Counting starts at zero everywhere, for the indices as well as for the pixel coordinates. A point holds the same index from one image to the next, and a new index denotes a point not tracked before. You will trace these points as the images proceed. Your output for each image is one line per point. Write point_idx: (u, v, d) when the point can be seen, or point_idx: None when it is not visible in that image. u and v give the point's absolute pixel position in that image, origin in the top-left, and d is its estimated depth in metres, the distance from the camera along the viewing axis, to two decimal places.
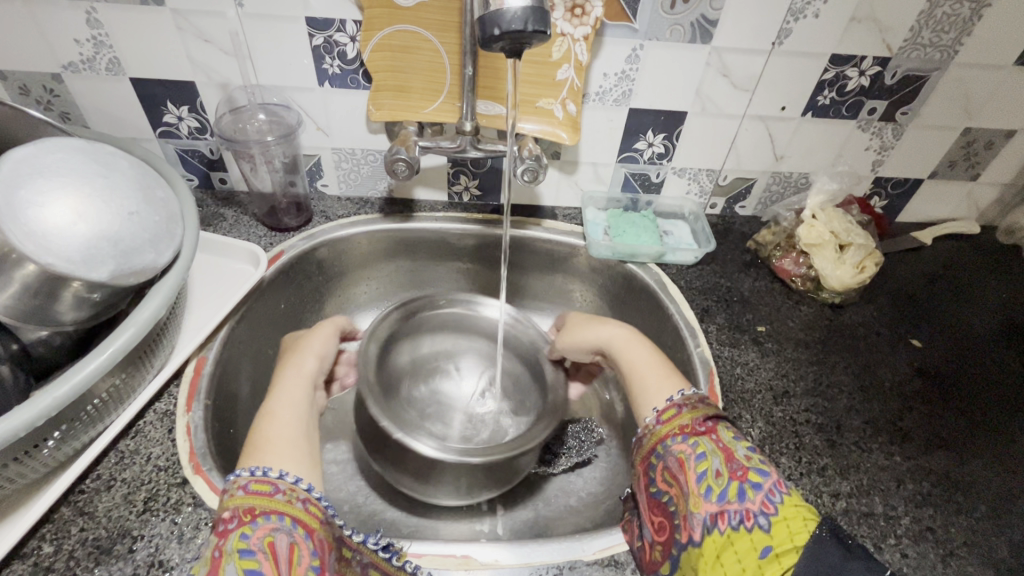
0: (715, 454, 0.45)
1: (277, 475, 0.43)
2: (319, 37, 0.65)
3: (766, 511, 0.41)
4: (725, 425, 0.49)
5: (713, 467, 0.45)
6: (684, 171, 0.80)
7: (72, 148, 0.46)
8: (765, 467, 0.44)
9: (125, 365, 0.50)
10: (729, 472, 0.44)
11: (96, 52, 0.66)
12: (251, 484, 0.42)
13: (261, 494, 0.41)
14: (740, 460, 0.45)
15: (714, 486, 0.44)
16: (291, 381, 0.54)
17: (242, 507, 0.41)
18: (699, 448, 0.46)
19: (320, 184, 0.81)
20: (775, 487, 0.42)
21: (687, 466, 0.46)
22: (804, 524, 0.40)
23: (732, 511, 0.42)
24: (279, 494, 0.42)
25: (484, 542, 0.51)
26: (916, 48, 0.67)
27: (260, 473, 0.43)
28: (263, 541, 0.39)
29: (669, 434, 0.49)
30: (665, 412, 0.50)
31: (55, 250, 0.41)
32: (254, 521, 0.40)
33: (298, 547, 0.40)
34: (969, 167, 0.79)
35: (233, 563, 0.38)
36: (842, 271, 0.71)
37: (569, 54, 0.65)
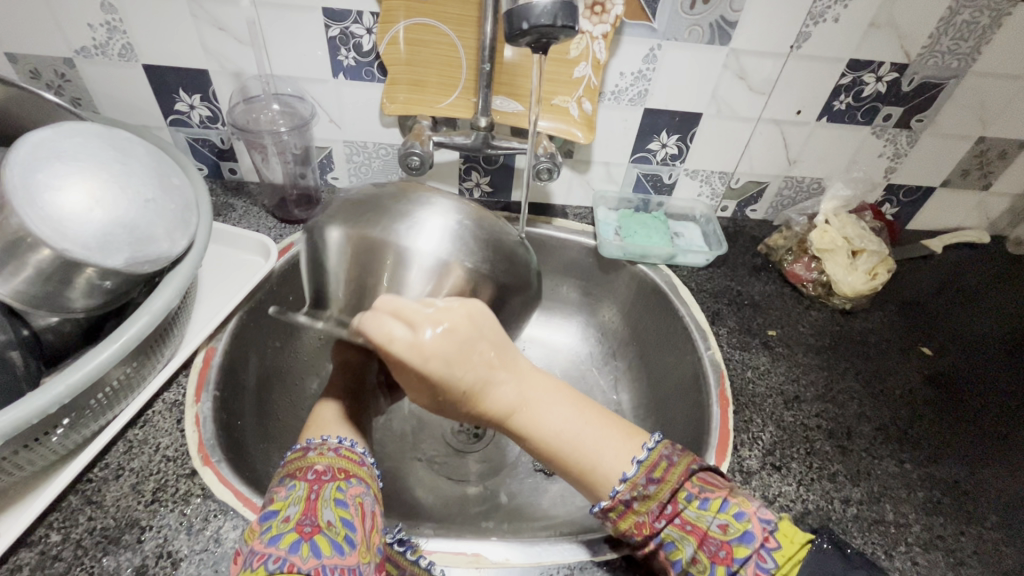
0: (686, 541, 0.43)
1: (361, 451, 0.48)
2: (335, 28, 0.65)
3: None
4: (685, 495, 0.44)
5: (688, 556, 0.43)
6: (696, 173, 0.79)
7: (89, 132, 0.45)
8: (745, 532, 0.41)
9: (137, 353, 0.49)
10: (709, 556, 0.42)
11: (109, 37, 0.65)
12: (341, 450, 0.47)
13: (351, 460, 0.46)
14: (716, 539, 0.42)
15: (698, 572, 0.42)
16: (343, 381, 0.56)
17: (335, 466, 0.45)
18: (666, 538, 0.44)
19: (331, 177, 0.80)
20: (763, 551, 0.41)
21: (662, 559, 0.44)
22: (795, 566, 0.41)
23: None
24: (365, 465, 0.47)
25: (493, 540, 0.51)
26: (935, 56, 0.67)
27: (348, 444, 0.47)
28: (355, 499, 0.43)
29: (630, 532, 0.45)
30: (613, 510, 0.45)
31: (72, 236, 0.40)
32: (348, 479, 0.44)
33: (376, 516, 0.44)
34: (981, 176, 0.79)
35: (330, 508, 0.41)
36: (855, 277, 0.71)
37: (586, 52, 0.65)
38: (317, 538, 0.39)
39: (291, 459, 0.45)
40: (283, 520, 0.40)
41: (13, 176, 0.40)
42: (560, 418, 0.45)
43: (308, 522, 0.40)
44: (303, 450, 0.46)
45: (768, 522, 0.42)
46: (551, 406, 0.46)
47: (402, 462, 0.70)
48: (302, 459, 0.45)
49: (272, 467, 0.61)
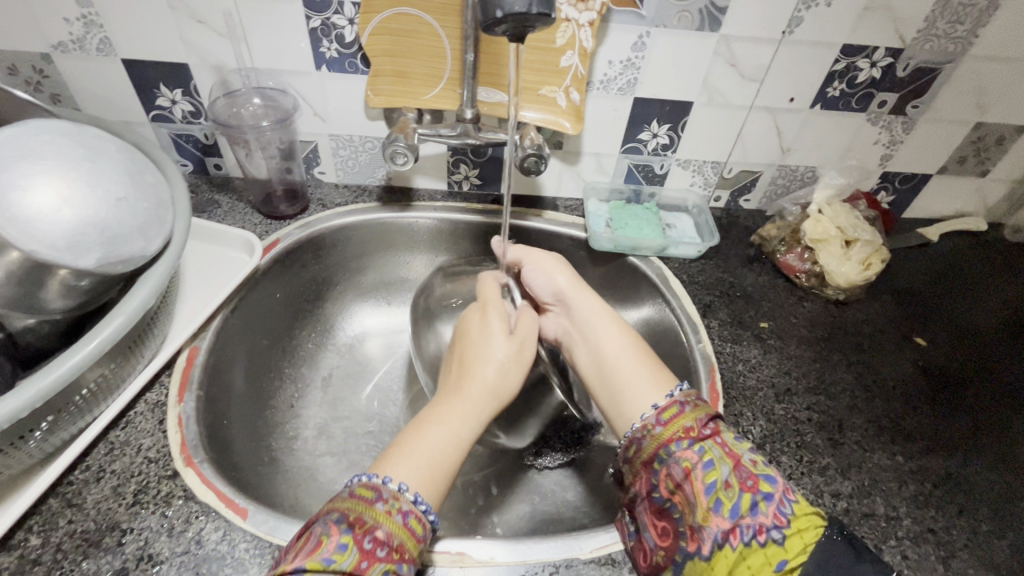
0: (723, 462, 0.46)
1: (431, 520, 0.44)
2: (316, 19, 0.63)
3: (778, 525, 0.43)
4: (724, 426, 0.49)
5: (721, 478, 0.45)
6: (688, 163, 0.78)
7: (57, 130, 0.44)
8: (771, 473, 0.45)
9: (115, 354, 0.49)
10: (739, 483, 0.45)
11: (86, 32, 0.64)
12: (408, 518, 0.43)
13: (412, 534, 0.43)
14: (747, 467, 0.46)
15: (725, 499, 0.44)
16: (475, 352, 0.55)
17: (395, 539, 0.41)
18: (706, 455, 0.46)
19: (317, 171, 0.79)
20: (784, 497, 0.44)
21: (694, 475, 0.46)
22: (812, 533, 0.43)
23: (744, 525, 0.43)
24: (423, 544, 0.43)
25: (479, 538, 0.50)
26: (930, 40, 0.65)
27: (423, 511, 0.44)
28: None
29: (673, 438, 0.49)
30: (666, 412, 0.50)
31: (40, 236, 0.39)
32: (399, 560, 0.40)
33: None
34: (978, 163, 0.78)
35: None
36: (848, 267, 0.70)
37: (573, 40, 0.64)
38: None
39: (356, 508, 0.42)
40: None
41: None
42: (618, 344, 0.58)
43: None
44: (377, 501, 0.43)
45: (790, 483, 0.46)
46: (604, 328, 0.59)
47: None
48: (372, 512, 0.42)
49: (258, 466, 0.60)
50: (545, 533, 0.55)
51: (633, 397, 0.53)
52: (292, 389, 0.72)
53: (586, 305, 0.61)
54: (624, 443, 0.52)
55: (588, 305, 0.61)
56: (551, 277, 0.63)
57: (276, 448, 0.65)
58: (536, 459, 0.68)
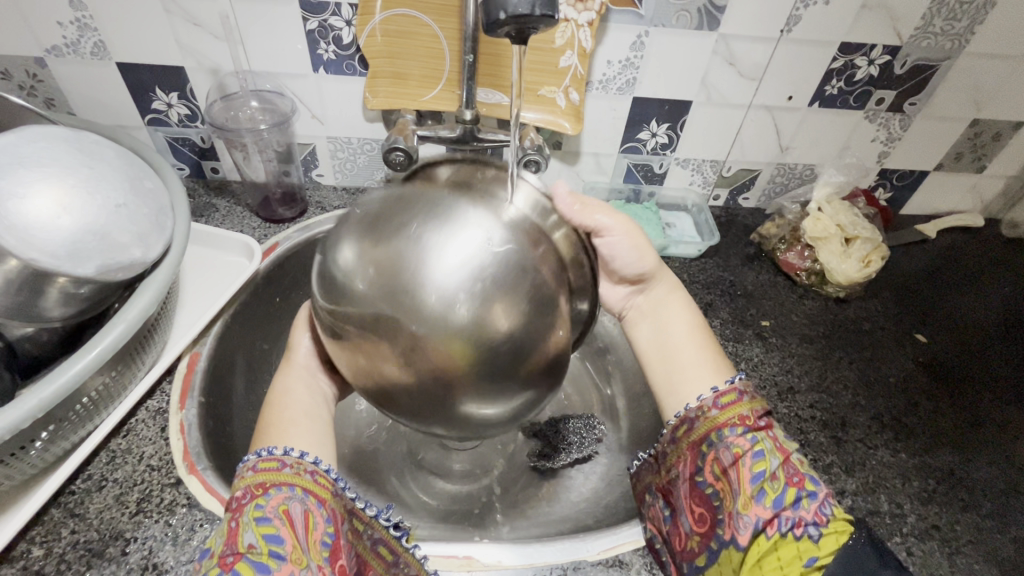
0: (773, 454, 0.45)
1: (283, 451, 0.43)
2: (313, 21, 0.63)
3: (817, 522, 0.42)
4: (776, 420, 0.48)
5: (770, 469, 0.44)
6: (687, 162, 0.78)
7: (54, 136, 0.44)
8: (817, 474, 0.44)
9: (116, 361, 0.48)
10: (785, 477, 0.44)
11: (80, 35, 0.63)
12: (259, 464, 0.43)
13: (269, 471, 0.42)
14: (795, 464, 0.45)
15: (770, 490, 0.43)
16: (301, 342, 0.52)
17: (252, 483, 0.41)
18: (757, 445, 0.45)
19: (315, 174, 0.78)
20: (827, 498, 0.43)
21: (743, 463, 0.44)
22: (847, 535, 0.42)
23: (784, 518, 0.42)
24: (287, 468, 0.42)
25: (487, 542, 0.50)
26: (928, 37, 0.65)
27: (266, 452, 0.43)
28: (278, 509, 0.40)
29: (728, 422, 0.47)
30: (725, 397, 0.48)
31: (39, 245, 0.39)
32: (266, 493, 0.41)
33: (312, 514, 0.41)
34: (975, 159, 0.78)
35: (251, 530, 0.39)
36: (848, 265, 0.70)
37: (572, 41, 0.64)
38: (239, 566, 0.37)
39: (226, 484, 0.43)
40: (210, 556, 0.39)
41: None
42: (684, 328, 0.55)
43: (230, 552, 0.38)
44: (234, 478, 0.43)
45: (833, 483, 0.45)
46: (674, 315, 0.56)
47: (394, 463, 0.70)
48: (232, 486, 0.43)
49: None
50: (552, 535, 0.55)
51: (691, 378, 0.51)
52: None
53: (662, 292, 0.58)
54: (672, 422, 0.50)
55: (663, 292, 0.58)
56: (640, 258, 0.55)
57: None
58: (542, 460, 0.68)
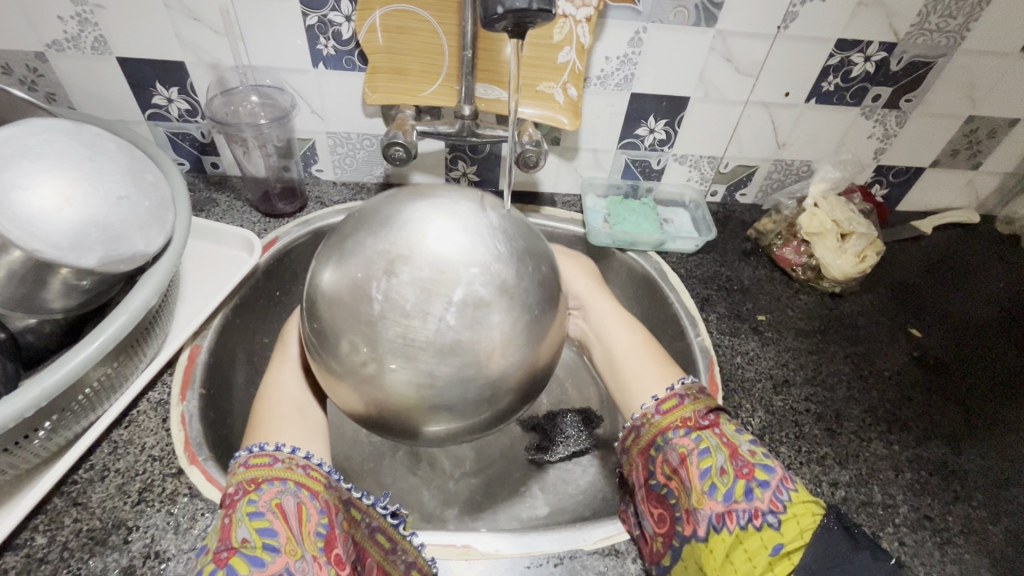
0: (719, 450, 0.45)
1: (273, 448, 0.45)
2: (313, 16, 0.63)
3: (773, 510, 0.42)
4: (725, 417, 0.49)
5: (717, 464, 0.45)
6: (685, 158, 0.79)
7: (57, 129, 0.44)
8: (770, 462, 0.44)
9: (118, 353, 0.49)
10: (735, 470, 0.44)
11: (81, 30, 0.63)
12: (250, 460, 0.44)
13: (260, 466, 0.43)
14: (745, 456, 0.45)
15: (720, 484, 0.44)
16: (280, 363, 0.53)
17: (244, 479, 0.42)
18: (701, 443, 0.46)
19: (315, 169, 0.79)
20: (781, 485, 0.43)
21: (689, 461, 0.45)
22: (810, 520, 0.42)
23: (738, 510, 0.43)
24: (278, 463, 0.44)
25: (485, 532, 0.51)
26: (923, 34, 0.66)
27: (258, 449, 0.44)
28: (270, 503, 0.41)
29: (670, 426, 0.48)
30: (666, 403, 0.50)
31: (42, 236, 0.39)
32: (258, 487, 0.41)
33: (305, 506, 0.42)
34: (971, 156, 0.79)
35: (245, 524, 0.39)
36: (844, 260, 0.70)
37: (570, 36, 0.64)
38: (233, 560, 0.37)
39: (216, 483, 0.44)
40: (206, 552, 0.39)
41: None
42: (629, 342, 0.58)
43: (224, 547, 0.38)
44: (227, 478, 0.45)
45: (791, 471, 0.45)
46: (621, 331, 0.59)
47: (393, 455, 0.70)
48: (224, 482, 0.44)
49: None
50: (550, 526, 0.55)
51: (634, 384, 0.54)
52: None
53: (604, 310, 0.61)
54: (624, 432, 0.52)
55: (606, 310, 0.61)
56: (574, 278, 0.63)
57: None
58: (539, 453, 0.69)
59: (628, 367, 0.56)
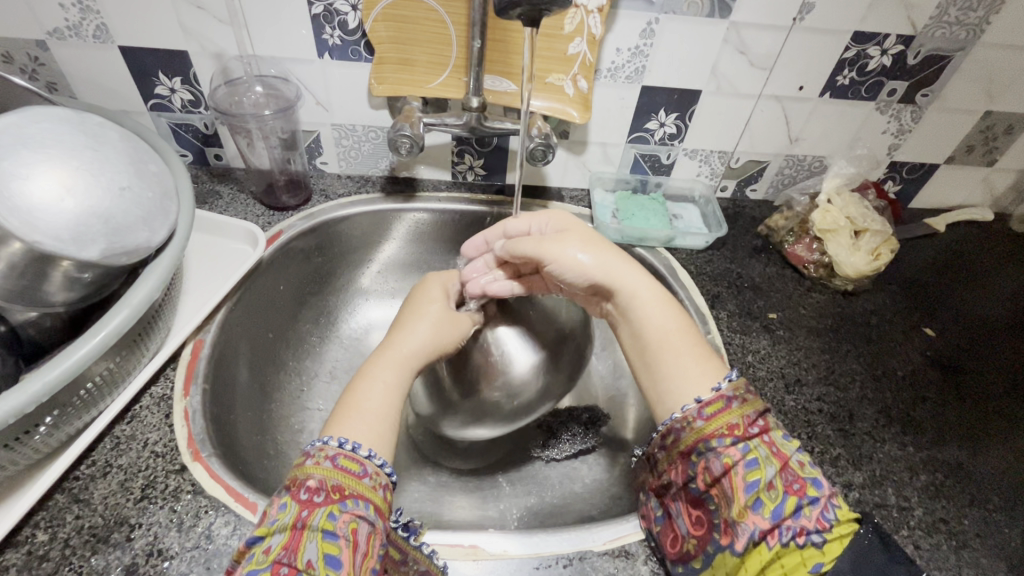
0: (769, 463, 0.43)
1: (365, 455, 0.43)
2: (319, 5, 0.62)
3: (819, 529, 0.41)
4: (771, 423, 0.47)
5: (765, 478, 0.43)
6: (696, 152, 0.77)
7: (58, 118, 0.43)
8: (817, 477, 0.44)
9: (119, 348, 0.48)
10: (784, 486, 0.43)
11: (83, 18, 0.62)
12: (340, 459, 0.42)
13: (349, 474, 0.41)
14: (793, 470, 0.44)
15: (767, 500, 0.42)
16: (411, 323, 0.55)
17: (330, 482, 0.40)
18: (751, 454, 0.44)
19: (319, 162, 0.78)
20: (828, 503, 0.42)
21: (736, 473, 0.43)
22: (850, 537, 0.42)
23: (784, 527, 0.41)
24: (366, 477, 0.42)
25: (492, 531, 0.50)
26: (942, 27, 0.65)
27: (351, 449, 0.42)
28: (347, 526, 0.39)
29: (715, 432, 0.45)
30: (711, 406, 0.46)
31: (43, 227, 0.38)
32: (342, 501, 0.40)
33: (374, 537, 0.40)
34: (986, 152, 0.77)
35: (315, 541, 0.38)
36: (857, 258, 0.69)
37: (582, 27, 0.63)
38: None
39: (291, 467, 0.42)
40: (265, 551, 0.38)
41: None
42: (665, 324, 0.52)
43: (287, 561, 0.37)
44: (306, 455, 0.43)
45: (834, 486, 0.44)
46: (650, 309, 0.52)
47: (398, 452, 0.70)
48: (301, 466, 0.42)
49: (266, 459, 0.60)
50: (558, 526, 0.55)
51: (677, 374, 0.49)
52: (297, 381, 0.71)
53: (634, 287, 0.53)
54: (660, 430, 0.49)
55: (636, 286, 0.53)
56: (577, 258, 0.55)
57: (283, 441, 0.64)
58: (545, 450, 0.69)
59: (666, 360, 0.50)
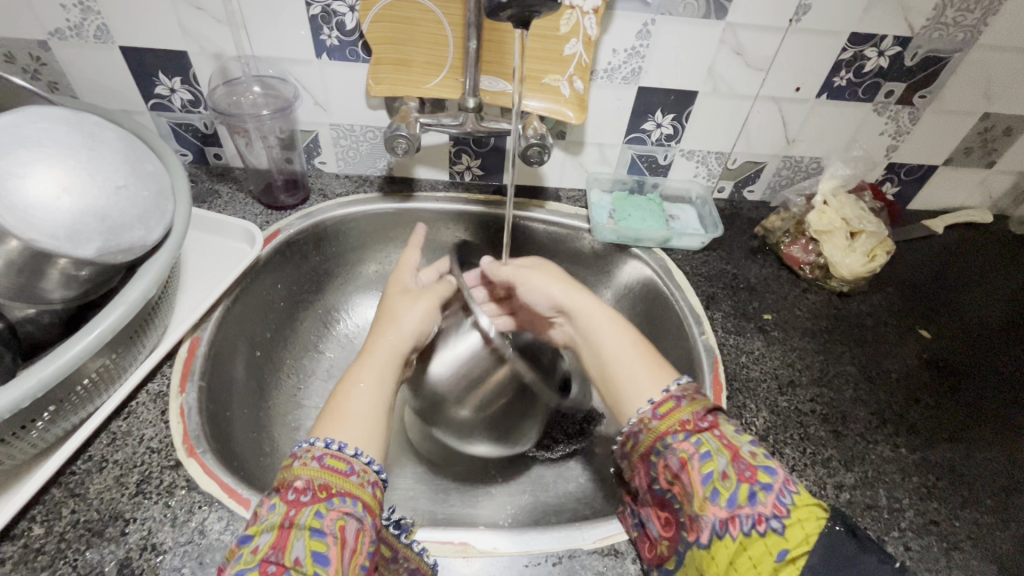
0: (720, 454, 0.43)
1: (353, 454, 0.43)
2: (316, 6, 0.62)
3: (778, 515, 0.40)
4: (724, 417, 0.47)
5: (718, 469, 0.43)
6: (692, 153, 0.77)
7: (56, 118, 0.44)
8: (770, 465, 0.43)
9: (116, 345, 0.48)
10: (737, 474, 0.42)
11: (84, 18, 0.63)
12: (326, 458, 0.42)
13: (337, 472, 0.42)
14: (746, 459, 0.43)
15: (722, 490, 0.42)
16: (390, 318, 0.56)
17: (317, 482, 0.41)
18: (702, 447, 0.44)
19: (318, 162, 0.78)
20: (784, 488, 0.41)
21: (690, 467, 0.43)
22: (814, 523, 0.40)
23: (743, 515, 0.41)
24: (354, 475, 0.42)
25: (482, 529, 0.50)
26: (939, 28, 0.64)
27: (337, 449, 0.43)
28: (335, 524, 0.39)
29: (669, 430, 0.46)
30: (662, 407, 0.48)
31: (39, 225, 0.39)
32: (329, 499, 0.40)
33: (362, 534, 0.40)
34: (985, 154, 0.77)
35: (302, 539, 0.38)
36: (853, 259, 0.69)
37: (577, 28, 0.63)
38: None
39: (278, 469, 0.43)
40: (253, 550, 0.38)
41: None
42: (620, 341, 0.54)
43: (274, 559, 0.37)
44: (293, 457, 0.43)
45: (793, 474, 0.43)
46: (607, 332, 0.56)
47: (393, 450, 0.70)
48: (288, 468, 0.42)
49: (261, 456, 0.60)
50: (549, 524, 0.55)
51: (629, 394, 0.51)
52: (294, 379, 0.72)
53: (589, 311, 0.57)
54: (624, 436, 0.50)
55: (591, 311, 0.57)
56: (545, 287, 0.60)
57: (279, 439, 0.64)
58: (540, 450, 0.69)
59: (623, 371, 0.52)
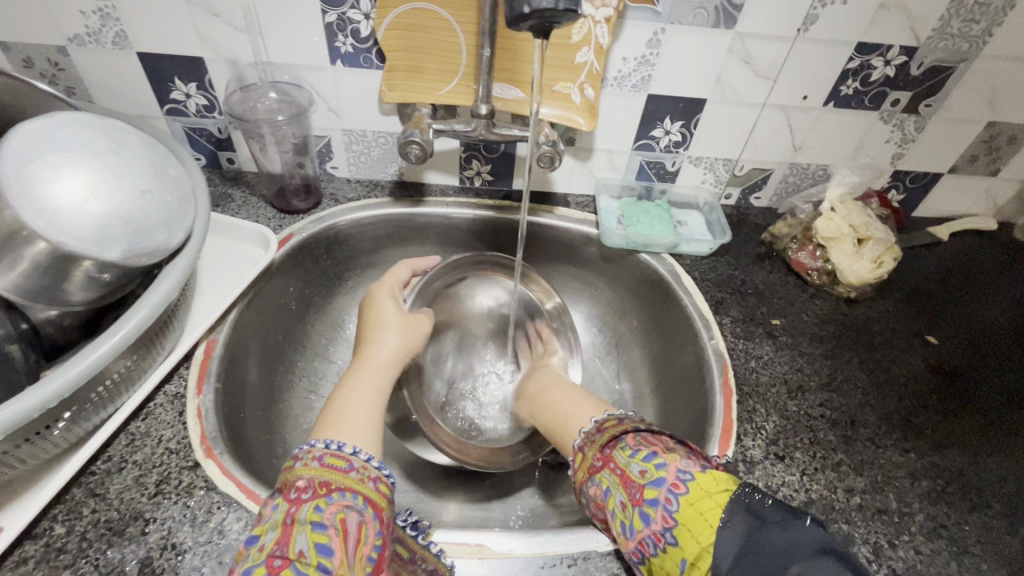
0: (615, 487, 0.45)
1: (350, 452, 0.44)
2: (332, 13, 0.63)
3: (667, 526, 0.40)
4: (621, 443, 0.47)
5: (618, 501, 0.44)
6: (700, 160, 0.78)
7: (82, 123, 0.45)
8: (657, 475, 0.42)
9: (137, 346, 0.49)
10: (632, 500, 0.43)
11: (102, 25, 0.64)
12: (325, 457, 0.43)
13: (336, 469, 0.42)
14: (635, 481, 0.43)
15: (626, 519, 0.43)
16: (378, 330, 0.60)
17: (317, 479, 0.41)
18: (604, 485, 0.46)
19: (330, 166, 0.79)
20: (670, 495, 0.41)
21: (603, 508, 0.45)
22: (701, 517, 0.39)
23: (646, 539, 0.41)
24: (353, 471, 0.43)
25: (498, 531, 0.51)
26: (945, 38, 0.65)
27: (335, 447, 0.44)
28: (336, 517, 0.39)
29: (583, 479, 0.48)
30: (575, 457, 0.50)
31: (67, 229, 0.40)
32: (328, 494, 0.41)
33: (366, 526, 0.40)
34: (989, 162, 0.78)
35: (305, 533, 0.38)
36: (860, 265, 0.70)
37: (589, 37, 0.64)
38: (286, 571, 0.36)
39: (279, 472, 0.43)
40: (259, 547, 0.38)
41: (6, 166, 0.40)
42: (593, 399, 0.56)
43: (279, 554, 0.37)
44: (291, 458, 0.43)
45: (685, 472, 0.42)
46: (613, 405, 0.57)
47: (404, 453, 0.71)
48: (288, 469, 0.43)
49: (274, 458, 0.61)
50: (561, 526, 0.55)
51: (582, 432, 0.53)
52: (305, 382, 0.72)
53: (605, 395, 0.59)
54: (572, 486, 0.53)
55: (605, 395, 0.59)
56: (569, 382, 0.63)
57: (291, 441, 0.65)
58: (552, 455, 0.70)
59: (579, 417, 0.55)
